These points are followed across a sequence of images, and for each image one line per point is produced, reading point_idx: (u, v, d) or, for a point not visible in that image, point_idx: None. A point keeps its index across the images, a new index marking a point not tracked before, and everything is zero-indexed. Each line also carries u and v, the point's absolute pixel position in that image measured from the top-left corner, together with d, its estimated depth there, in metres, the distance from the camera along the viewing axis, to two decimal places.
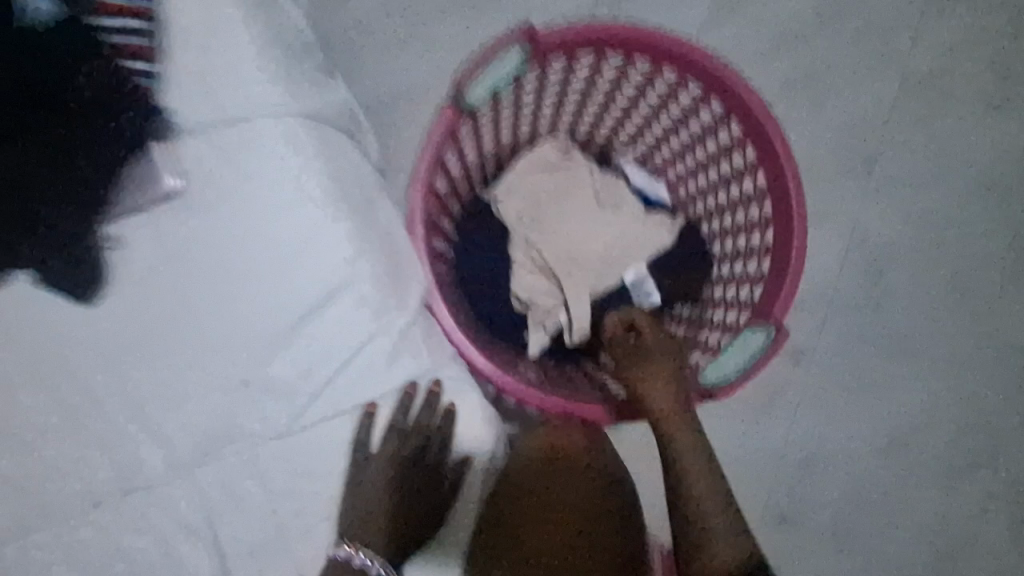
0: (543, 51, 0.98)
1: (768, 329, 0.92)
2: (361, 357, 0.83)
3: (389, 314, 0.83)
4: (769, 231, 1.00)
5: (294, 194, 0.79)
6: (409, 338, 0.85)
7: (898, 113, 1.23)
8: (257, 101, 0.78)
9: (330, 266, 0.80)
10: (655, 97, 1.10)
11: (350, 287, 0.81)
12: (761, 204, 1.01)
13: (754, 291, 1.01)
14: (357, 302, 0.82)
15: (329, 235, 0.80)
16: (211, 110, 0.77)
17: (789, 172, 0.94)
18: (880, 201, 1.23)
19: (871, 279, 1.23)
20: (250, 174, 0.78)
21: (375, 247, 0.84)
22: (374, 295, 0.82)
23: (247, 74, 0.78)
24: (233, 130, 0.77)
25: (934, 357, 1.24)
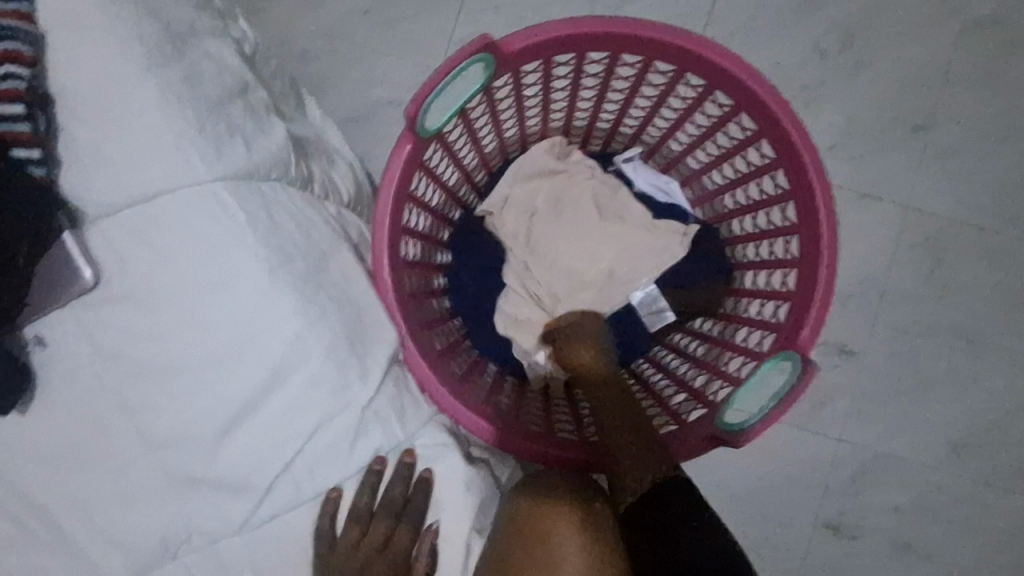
0: (503, 63, 0.68)
1: (792, 360, 0.67)
2: (299, 466, 0.57)
3: (350, 390, 0.58)
4: (795, 241, 0.75)
5: (157, 253, 0.53)
6: (377, 408, 0.60)
7: (956, 64, 0.96)
8: (131, 142, 0.53)
9: (249, 369, 0.54)
10: (654, 90, 0.81)
11: (302, 362, 0.55)
12: (783, 206, 0.76)
13: (779, 314, 0.76)
14: (311, 383, 0.56)
15: (217, 306, 0.54)
16: (92, 142, 0.53)
17: (810, 165, 0.69)
18: (939, 167, 0.96)
19: (931, 258, 0.96)
20: (114, 247, 0.53)
21: (327, 306, 0.58)
22: (329, 369, 0.56)
23: (120, 107, 0.53)
24: (115, 193, 0.53)
25: (965, 354, 0.96)
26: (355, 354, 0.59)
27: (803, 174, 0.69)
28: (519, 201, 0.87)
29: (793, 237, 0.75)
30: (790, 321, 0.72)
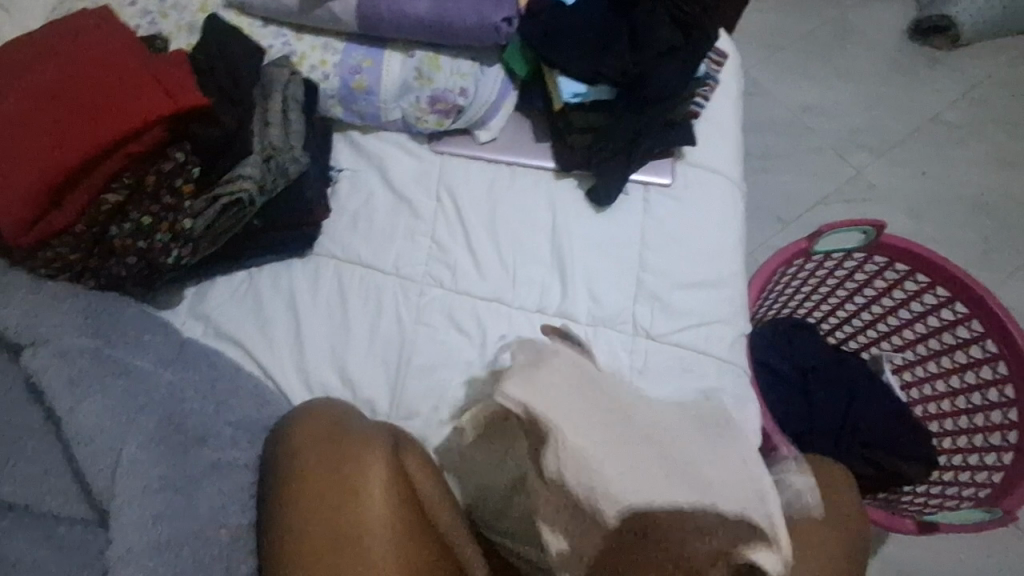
0: (866, 246, 1.12)
1: (997, 508, 0.92)
2: None
3: (725, 406, 0.85)
4: (999, 364, 1.08)
5: (404, 274, 0.86)
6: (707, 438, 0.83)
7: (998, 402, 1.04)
8: (469, 223, 0.89)
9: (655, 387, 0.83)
10: (866, 274, 1.19)
11: (718, 396, 0.85)
12: (981, 345, 1.10)
13: (1004, 442, 1.03)
14: (704, 402, 0.84)
15: (481, 322, 0.84)
16: (395, 206, 0.90)
17: (1011, 324, 1.03)
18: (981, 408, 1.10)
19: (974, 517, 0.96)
20: (359, 258, 0.87)
21: (690, 355, 0.86)
22: (700, 402, 0.84)
23: (421, 194, 0.91)
24: (409, 242, 0.88)
25: None
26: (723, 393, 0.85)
27: (1005, 331, 1.04)
28: (758, 340, 1.19)
29: (997, 362, 1.08)
30: (1013, 465, 0.98)
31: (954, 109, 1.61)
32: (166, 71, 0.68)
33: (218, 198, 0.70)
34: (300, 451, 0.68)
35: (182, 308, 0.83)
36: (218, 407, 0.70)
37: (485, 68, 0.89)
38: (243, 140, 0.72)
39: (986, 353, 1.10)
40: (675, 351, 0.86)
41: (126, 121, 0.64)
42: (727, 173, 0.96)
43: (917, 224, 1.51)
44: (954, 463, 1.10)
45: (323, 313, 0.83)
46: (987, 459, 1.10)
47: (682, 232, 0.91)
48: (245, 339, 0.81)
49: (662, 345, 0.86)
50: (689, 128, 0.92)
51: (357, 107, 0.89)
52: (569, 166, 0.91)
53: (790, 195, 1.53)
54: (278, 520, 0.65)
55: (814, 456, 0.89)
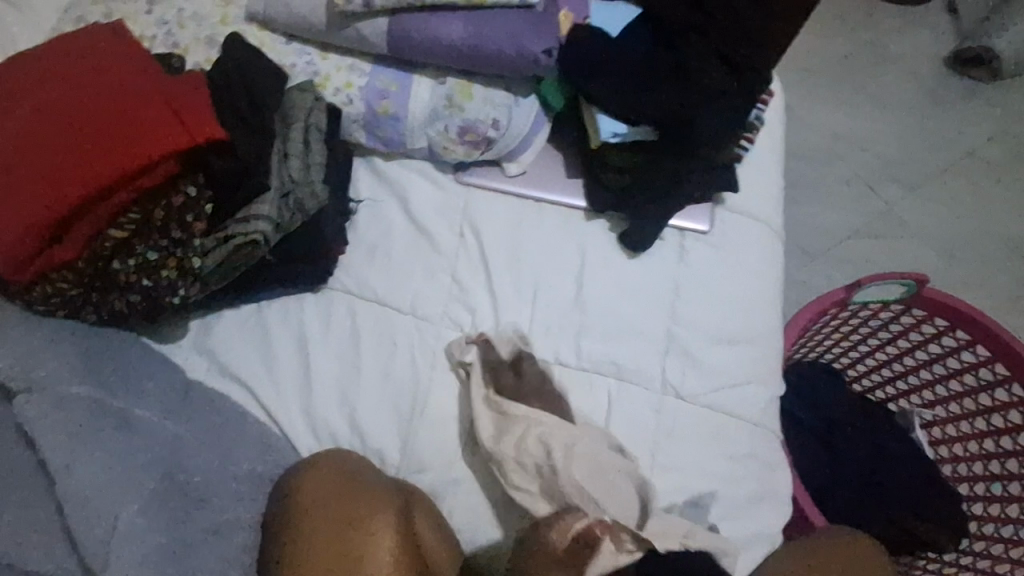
0: (906, 299, 1.06)
1: None
2: None
3: (754, 474, 0.80)
4: None
5: (421, 313, 0.81)
6: (737, 507, 0.78)
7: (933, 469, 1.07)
8: (491, 263, 0.84)
9: (682, 450, 0.78)
10: (900, 326, 1.13)
11: (748, 461, 0.80)
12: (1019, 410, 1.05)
13: None
14: (732, 467, 0.79)
15: None
16: (415, 239, 0.85)
17: None
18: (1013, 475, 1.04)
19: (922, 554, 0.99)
20: (375, 294, 0.82)
21: (719, 417, 0.81)
22: (727, 469, 0.79)
23: (443, 227, 0.85)
24: (427, 279, 0.83)
25: None
26: (752, 460, 0.80)
27: None
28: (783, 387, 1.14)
29: None
30: None
31: (992, 147, 1.54)
32: (183, 96, 0.63)
33: (230, 237, 0.65)
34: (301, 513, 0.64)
35: (186, 340, 0.78)
36: (223, 462, 0.65)
37: (520, 98, 0.84)
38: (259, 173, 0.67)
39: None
40: (705, 411, 0.80)
41: (133, 153, 0.59)
42: (767, 221, 0.90)
43: (948, 266, 1.45)
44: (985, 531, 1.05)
45: (333, 353, 0.79)
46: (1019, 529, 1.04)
47: (717, 283, 0.85)
48: (249, 376, 0.77)
49: (690, 405, 0.80)
50: (730, 171, 0.87)
51: (381, 133, 0.83)
52: (602, 206, 0.86)
53: (819, 229, 1.47)
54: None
55: (844, 529, 0.84)
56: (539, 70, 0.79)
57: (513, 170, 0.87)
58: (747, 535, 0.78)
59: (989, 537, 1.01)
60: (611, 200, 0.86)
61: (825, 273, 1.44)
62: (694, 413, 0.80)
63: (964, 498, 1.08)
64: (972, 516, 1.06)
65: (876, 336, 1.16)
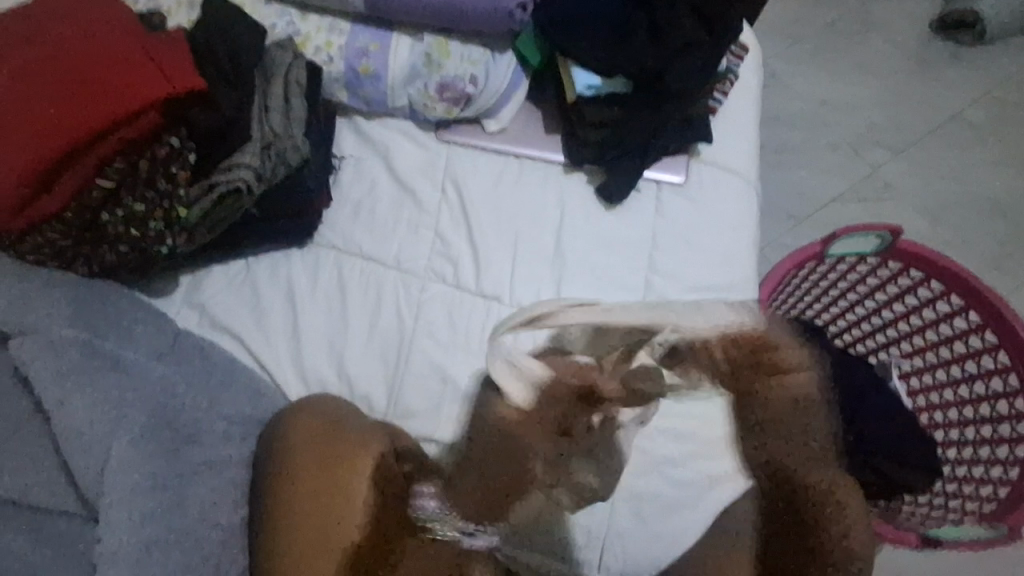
0: (884, 251, 1.08)
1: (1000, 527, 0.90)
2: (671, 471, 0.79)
3: None
4: (1011, 377, 1.05)
5: (405, 267, 0.84)
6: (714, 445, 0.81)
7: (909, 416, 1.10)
8: (472, 216, 0.86)
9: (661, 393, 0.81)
10: (878, 279, 1.16)
11: None
12: (994, 357, 1.07)
13: (1013, 459, 1.01)
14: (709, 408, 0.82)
15: (479, 319, 0.82)
16: (398, 194, 0.87)
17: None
18: (986, 421, 1.07)
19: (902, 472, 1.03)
20: (360, 249, 0.84)
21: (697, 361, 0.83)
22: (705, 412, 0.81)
23: (424, 183, 0.88)
24: (411, 233, 0.85)
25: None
26: None
27: (1018, 344, 1.01)
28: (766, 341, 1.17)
29: (1008, 374, 1.05)
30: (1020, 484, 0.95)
31: (974, 108, 1.56)
32: (164, 50, 0.65)
33: (215, 187, 0.69)
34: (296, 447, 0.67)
35: (176, 296, 0.81)
36: (212, 404, 0.68)
37: (497, 55, 0.85)
38: (240, 125, 0.69)
39: (998, 364, 1.07)
40: None
41: (115, 106, 0.61)
42: (743, 173, 0.92)
43: (930, 224, 1.48)
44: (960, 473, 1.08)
45: (316, 306, 0.81)
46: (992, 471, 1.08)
47: (694, 233, 0.88)
48: (240, 328, 0.79)
49: None
50: (705, 124, 0.89)
51: (362, 92, 0.85)
52: (580, 159, 0.88)
53: (804, 192, 1.49)
54: (268, 505, 0.64)
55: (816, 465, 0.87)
56: (515, 27, 0.81)
57: (492, 126, 0.89)
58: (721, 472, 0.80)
59: (962, 478, 1.05)
60: (588, 154, 0.87)
61: (810, 236, 1.46)
62: None
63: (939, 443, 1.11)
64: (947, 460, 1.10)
65: (855, 290, 1.19)
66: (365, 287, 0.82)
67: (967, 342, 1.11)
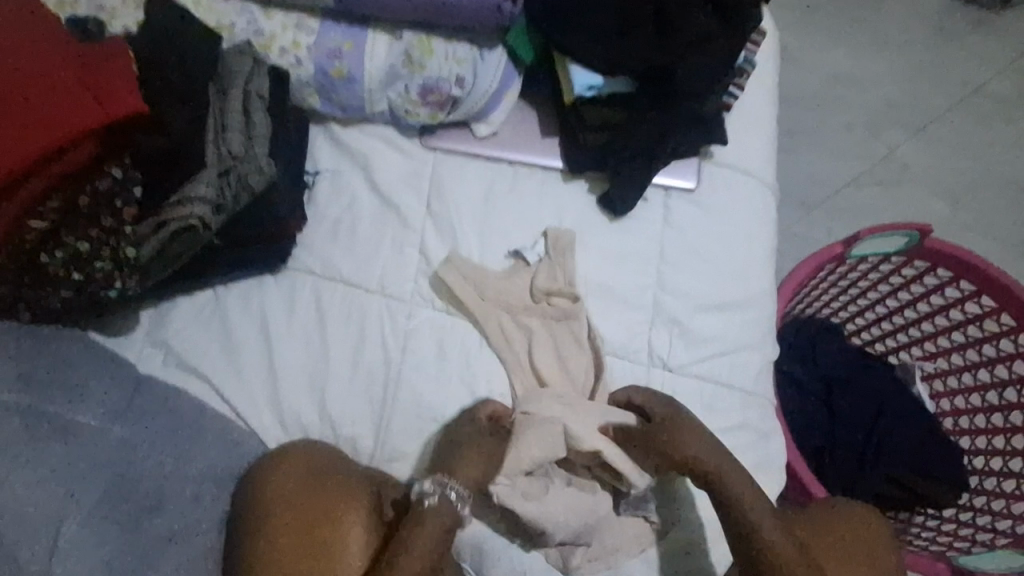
0: (911, 250, 1.00)
1: None
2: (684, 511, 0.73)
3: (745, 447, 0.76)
4: None
5: (389, 291, 0.76)
6: None
7: (934, 426, 1.03)
8: (462, 233, 0.78)
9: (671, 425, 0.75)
10: (901, 278, 1.08)
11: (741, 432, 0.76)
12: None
13: None
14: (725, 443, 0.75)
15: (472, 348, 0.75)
16: (380, 209, 0.79)
17: None
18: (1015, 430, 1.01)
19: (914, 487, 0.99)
20: (340, 273, 0.76)
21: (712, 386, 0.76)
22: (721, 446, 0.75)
23: (408, 197, 0.79)
24: (395, 253, 0.77)
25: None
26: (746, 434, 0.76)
27: None
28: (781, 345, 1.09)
29: None
30: None
31: (1000, 81, 1.45)
32: (97, 67, 0.55)
33: (168, 221, 0.60)
34: (274, 495, 0.62)
35: (139, 332, 0.73)
36: (178, 463, 0.61)
37: (486, 51, 0.76)
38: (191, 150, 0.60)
39: None
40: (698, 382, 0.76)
41: (40, 139, 0.52)
42: (759, 175, 0.84)
43: (952, 209, 1.39)
44: (987, 486, 1.01)
45: (291, 338, 0.74)
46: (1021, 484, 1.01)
47: (706, 245, 0.80)
48: (210, 367, 0.72)
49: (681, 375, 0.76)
50: (718, 122, 0.80)
51: (336, 97, 0.76)
52: (581, 166, 0.80)
53: (818, 178, 1.39)
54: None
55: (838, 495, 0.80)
56: (506, 20, 0.72)
57: (482, 130, 0.80)
58: None
59: (989, 492, 0.99)
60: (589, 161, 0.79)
61: (826, 224, 1.37)
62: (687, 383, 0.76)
63: (965, 452, 1.04)
64: (973, 470, 1.03)
65: (876, 289, 1.11)
66: (345, 317, 0.75)
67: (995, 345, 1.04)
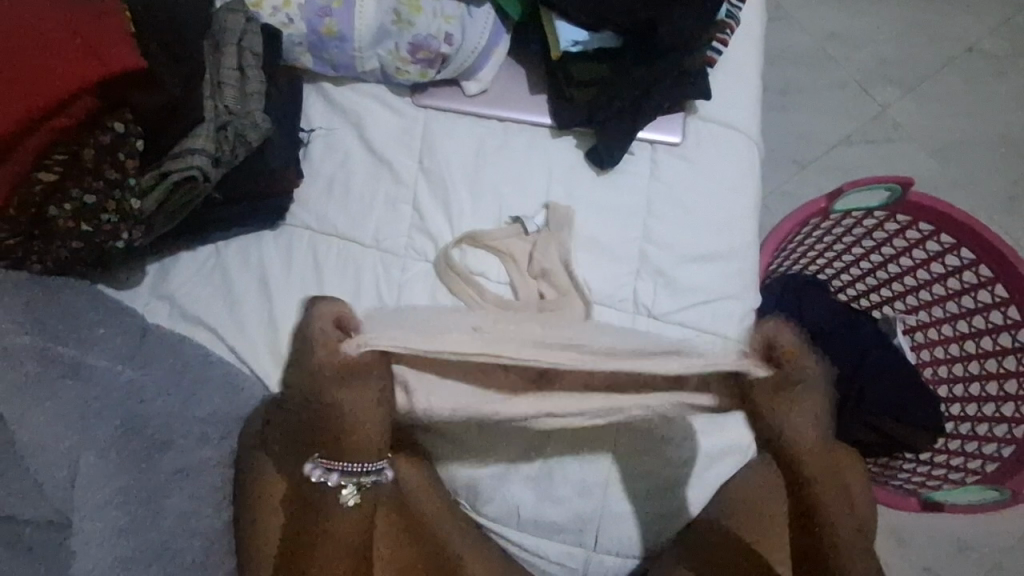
0: (895, 204, 1.02)
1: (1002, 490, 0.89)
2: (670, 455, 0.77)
3: None
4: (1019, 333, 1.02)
5: (383, 246, 0.79)
6: (715, 423, 0.78)
7: (913, 374, 1.07)
8: (454, 188, 0.81)
9: None
10: (884, 233, 1.11)
11: None
12: (1003, 313, 1.04)
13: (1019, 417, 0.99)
14: None
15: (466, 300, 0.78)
16: (372, 166, 0.81)
17: None
18: (992, 377, 1.05)
19: (890, 432, 1.03)
20: (336, 228, 0.79)
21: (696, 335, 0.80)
22: None
23: (400, 154, 0.82)
24: (389, 207, 0.80)
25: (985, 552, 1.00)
26: None
27: None
28: (767, 298, 1.12)
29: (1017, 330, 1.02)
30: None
31: (992, 38, 1.45)
32: (93, 23, 0.57)
33: (168, 174, 0.63)
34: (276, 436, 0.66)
35: (145, 286, 0.77)
36: (186, 405, 0.65)
37: (473, 8, 0.78)
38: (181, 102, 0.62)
39: (1007, 319, 1.04)
40: (681, 328, 0.79)
41: (44, 94, 0.55)
42: (744, 128, 0.86)
43: (940, 166, 1.40)
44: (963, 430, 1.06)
45: (289, 290, 0.77)
46: (994, 428, 1.06)
47: (691, 197, 0.82)
48: (213, 317, 0.76)
49: (666, 322, 0.79)
50: (703, 77, 0.82)
51: (327, 55, 0.78)
52: (568, 122, 0.82)
53: (808, 136, 1.41)
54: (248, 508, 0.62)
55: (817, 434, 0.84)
56: None
57: (472, 87, 0.82)
58: (720, 447, 0.78)
59: (963, 435, 1.03)
60: (576, 116, 0.81)
61: (815, 182, 1.39)
62: (672, 330, 0.79)
63: (942, 400, 1.08)
64: (950, 417, 1.07)
65: (861, 244, 1.13)
66: (341, 271, 0.78)
67: (975, 296, 1.07)
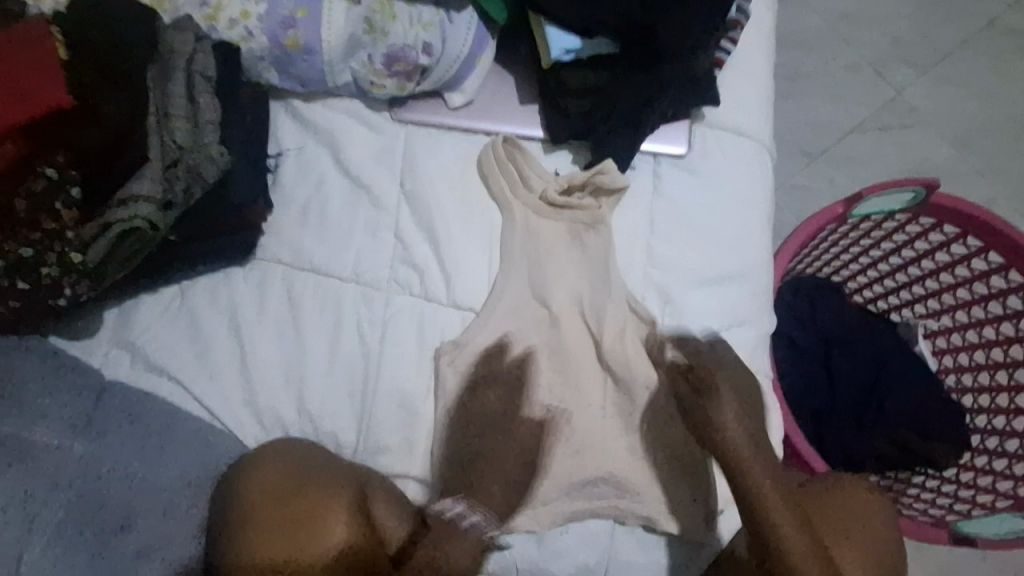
0: (920, 207, 0.95)
1: None
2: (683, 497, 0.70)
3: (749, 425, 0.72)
4: None
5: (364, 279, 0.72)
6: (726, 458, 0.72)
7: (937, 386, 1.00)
8: (439, 211, 0.73)
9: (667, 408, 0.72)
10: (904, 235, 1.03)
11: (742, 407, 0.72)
12: None
13: None
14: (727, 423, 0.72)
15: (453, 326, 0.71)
16: (349, 190, 0.74)
17: None
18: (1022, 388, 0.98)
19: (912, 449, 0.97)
20: (313, 259, 0.72)
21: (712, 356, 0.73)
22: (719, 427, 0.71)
23: (378, 173, 0.74)
24: (369, 238, 0.73)
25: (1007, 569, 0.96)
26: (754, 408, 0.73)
27: None
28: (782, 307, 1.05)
29: None
30: None
31: (1016, 11, 1.35)
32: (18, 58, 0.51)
33: (111, 224, 0.56)
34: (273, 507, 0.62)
35: (104, 334, 0.70)
36: None
37: (454, 13, 0.70)
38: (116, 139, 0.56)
39: None
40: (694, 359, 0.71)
41: None
42: (758, 135, 0.78)
43: (961, 153, 1.32)
44: (988, 445, 0.99)
45: (258, 332, 0.70)
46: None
47: (700, 214, 0.75)
48: (179, 365, 0.69)
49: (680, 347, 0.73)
50: (711, 81, 0.74)
51: (293, 71, 0.71)
52: (563, 135, 0.74)
53: (820, 125, 1.32)
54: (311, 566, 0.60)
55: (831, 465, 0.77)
56: None
57: (456, 98, 0.74)
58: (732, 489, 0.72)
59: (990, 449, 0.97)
60: (571, 128, 0.73)
61: (828, 175, 1.31)
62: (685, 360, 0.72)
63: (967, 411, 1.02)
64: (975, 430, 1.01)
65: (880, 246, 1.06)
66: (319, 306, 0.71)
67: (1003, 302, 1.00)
